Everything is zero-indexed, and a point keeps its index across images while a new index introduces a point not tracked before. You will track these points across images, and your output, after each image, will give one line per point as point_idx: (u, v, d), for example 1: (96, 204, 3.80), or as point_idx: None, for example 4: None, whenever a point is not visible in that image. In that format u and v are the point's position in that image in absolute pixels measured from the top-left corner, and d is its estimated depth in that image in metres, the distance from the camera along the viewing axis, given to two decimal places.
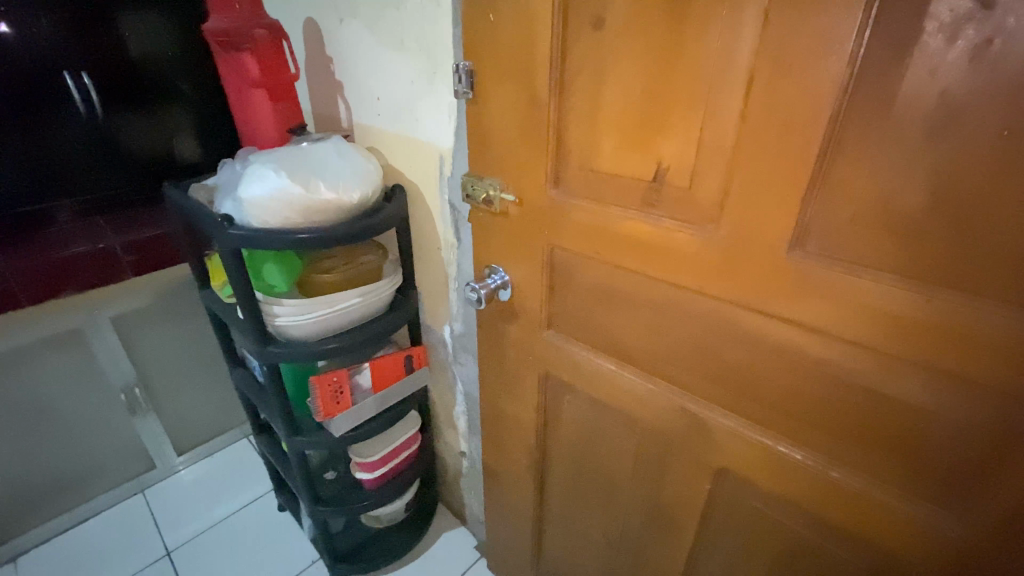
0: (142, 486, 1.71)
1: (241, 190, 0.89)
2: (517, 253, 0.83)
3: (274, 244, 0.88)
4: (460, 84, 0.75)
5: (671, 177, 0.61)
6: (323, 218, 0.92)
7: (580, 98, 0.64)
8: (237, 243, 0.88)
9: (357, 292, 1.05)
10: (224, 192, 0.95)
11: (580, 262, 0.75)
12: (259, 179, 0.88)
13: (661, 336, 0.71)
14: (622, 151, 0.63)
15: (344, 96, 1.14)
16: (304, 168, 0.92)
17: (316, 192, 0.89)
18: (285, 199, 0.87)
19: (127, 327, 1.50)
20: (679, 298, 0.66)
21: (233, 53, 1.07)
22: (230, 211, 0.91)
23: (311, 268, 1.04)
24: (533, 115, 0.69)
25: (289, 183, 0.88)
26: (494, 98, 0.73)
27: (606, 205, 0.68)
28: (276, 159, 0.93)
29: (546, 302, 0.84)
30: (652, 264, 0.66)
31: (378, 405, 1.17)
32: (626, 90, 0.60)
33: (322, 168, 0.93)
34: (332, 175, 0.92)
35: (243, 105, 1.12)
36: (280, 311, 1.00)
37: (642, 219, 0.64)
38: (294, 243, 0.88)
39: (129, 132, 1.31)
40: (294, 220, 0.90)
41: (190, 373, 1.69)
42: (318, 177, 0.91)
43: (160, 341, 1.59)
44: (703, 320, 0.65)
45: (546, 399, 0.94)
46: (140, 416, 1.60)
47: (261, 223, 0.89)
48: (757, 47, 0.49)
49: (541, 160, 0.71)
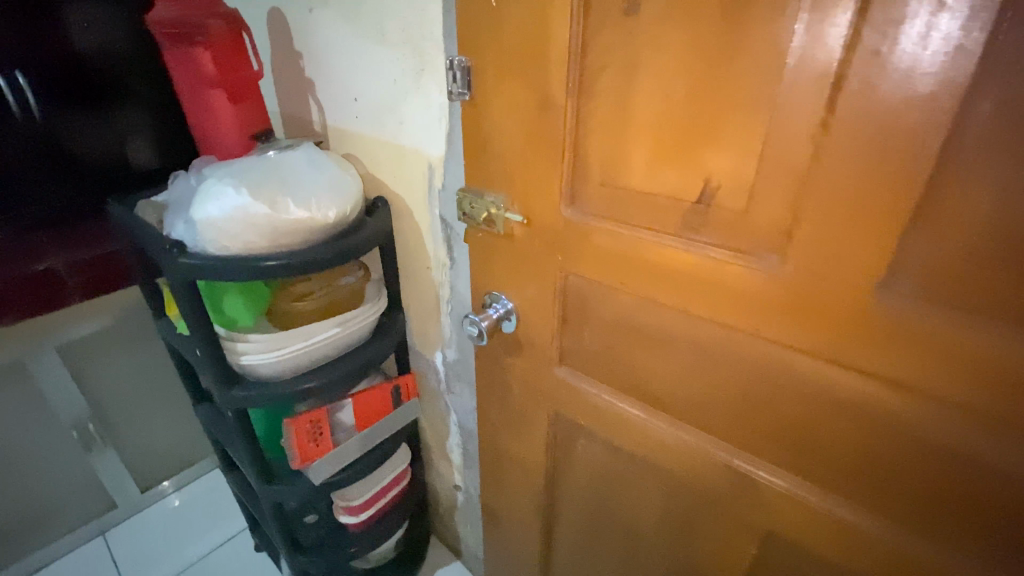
0: (101, 529, 1.54)
1: (194, 210, 0.75)
2: (524, 279, 0.71)
3: (236, 275, 0.74)
4: (455, 83, 0.63)
5: (721, 199, 0.49)
6: (293, 240, 0.78)
7: (604, 99, 0.53)
8: (190, 273, 0.74)
9: (337, 321, 0.92)
10: (174, 211, 0.81)
11: (600, 294, 0.64)
12: (215, 197, 0.75)
13: (700, 380, 0.60)
14: (656, 164, 0.52)
15: (316, 96, 1.00)
16: (269, 181, 0.78)
17: (283, 211, 0.76)
18: (248, 221, 0.74)
19: (77, 356, 1.34)
20: (725, 340, 0.55)
21: (185, 47, 0.92)
22: (181, 234, 0.77)
23: (283, 296, 0.91)
24: (544, 121, 0.57)
25: (252, 202, 0.74)
26: (495, 99, 0.60)
27: (634, 229, 0.56)
28: (237, 171, 0.79)
29: (558, 336, 0.72)
30: (694, 300, 0.55)
31: (363, 444, 1.04)
32: (664, 90, 0.49)
33: (291, 181, 0.79)
34: (303, 189, 0.79)
35: (198, 108, 0.97)
36: (246, 348, 0.86)
37: (682, 247, 0.53)
38: (260, 271, 0.75)
39: (74, 135, 1.09)
40: (258, 245, 0.76)
41: (153, 402, 1.53)
42: (286, 193, 0.77)
43: (117, 369, 1.43)
44: (755, 366, 0.55)
45: (556, 442, 0.83)
46: (97, 453, 1.44)
47: (220, 250, 0.75)
48: (850, 36, 0.38)
49: (554, 174, 0.60)
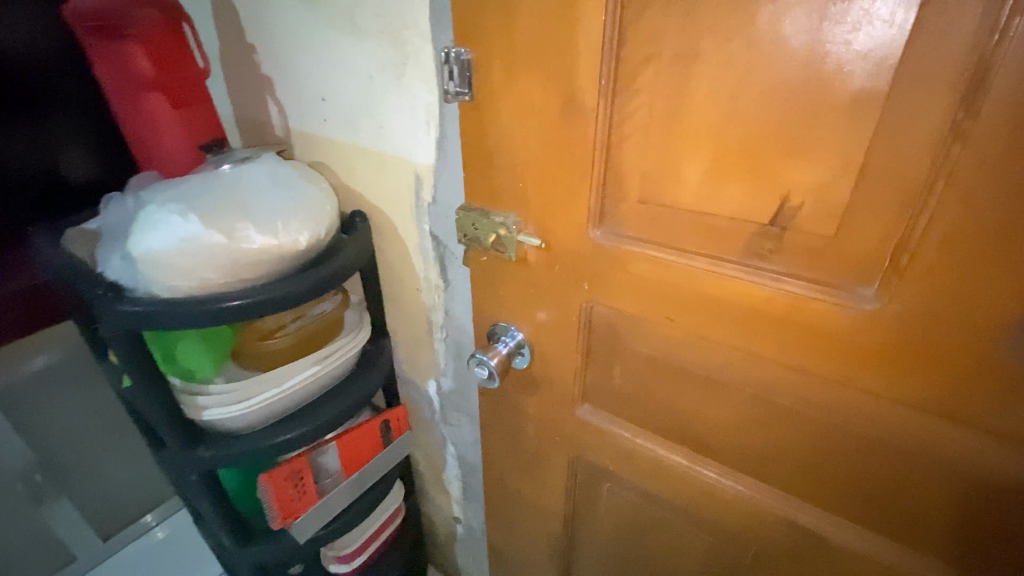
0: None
1: (132, 243, 0.62)
2: (538, 309, 0.60)
3: (190, 321, 0.61)
4: (451, 80, 0.51)
5: (802, 220, 0.40)
6: (259, 272, 0.65)
7: (646, 100, 0.42)
8: (130, 323, 0.61)
9: (314, 359, 0.80)
10: (109, 243, 0.67)
11: (635, 329, 0.54)
12: (158, 227, 0.61)
13: (760, 426, 0.51)
14: (715, 179, 0.42)
15: (274, 96, 0.86)
16: (223, 202, 0.65)
17: (244, 239, 0.62)
18: (201, 256, 0.61)
19: (17, 398, 1.14)
20: (797, 385, 0.46)
21: (111, 42, 0.76)
22: (117, 272, 0.63)
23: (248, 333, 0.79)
24: (568, 126, 0.46)
25: (204, 231, 0.61)
26: (503, 100, 0.49)
27: (683, 255, 0.46)
28: (184, 191, 0.66)
29: (581, 373, 0.62)
30: (762, 340, 0.45)
31: (354, 491, 0.92)
32: (729, 88, 0.39)
33: (251, 200, 0.66)
34: (266, 210, 0.65)
35: (133, 115, 0.81)
36: (208, 402, 0.74)
37: (748, 278, 0.43)
38: (220, 314, 0.62)
39: None
40: (216, 282, 0.63)
41: (113, 443, 1.33)
42: (246, 216, 0.64)
43: (68, 409, 1.23)
44: (834, 416, 0.46)
45: (576, 486, 0.73)
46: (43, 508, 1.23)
47: (168, 291, 0.62)
48: (1003, 14, 0.29)
49: (579, 191, 0.49)
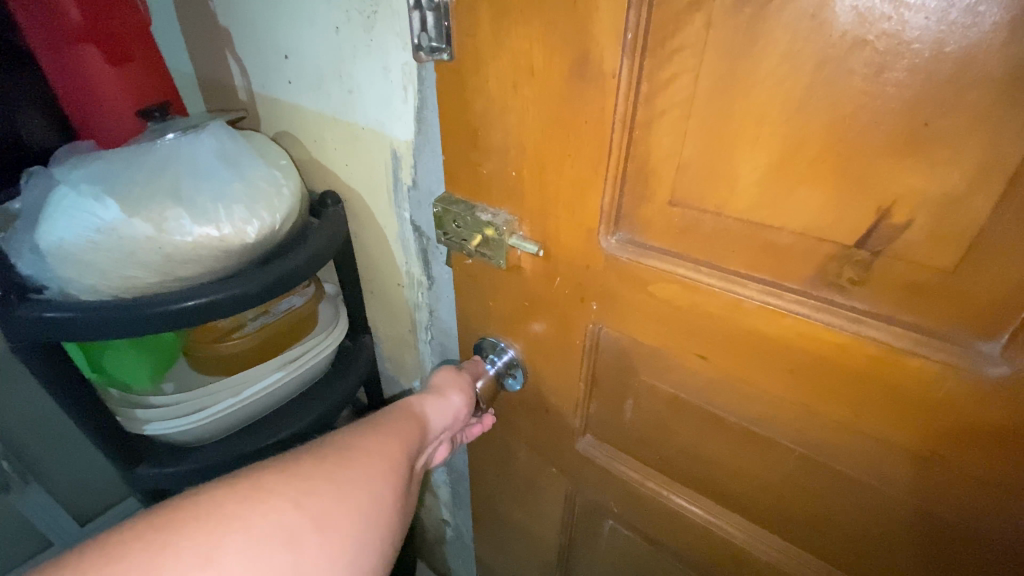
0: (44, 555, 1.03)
1: (42, 233, 0.51)
2: (533, 329, 0.49)
3: (114, 329, 0.50)
4: (426, 33, 0.38)
5: (905, 242, 0.28)
6: (197, 271, 0.54)
7: (691, 66, 0.30)
8: (38, 332, 0.50)
9: (278, 363, 0.70)
10: (23, 228, 0.55)
11: (654, 362, 0.43)
12: (69, 214, 0.50)
13: (799, 486, 0.41)
14: (781, 180, 0.30)
15: (233, 53, 0.73)
16: (155, 183, 0.53)
17: (174, 231, 0.51)
18: (122, 251, 0.50)
19: None
20: (859, 450, 0.35)
21: None
22: (31, 266, 0.53)
23: (198, 334, 0.69)
24: (579, 101, 0.34)
25: (125, 221, 0.50)
26: (493, 61, 0.36)
27: (726, 279, 0.35)
28: (107, 167, 0.54)
29: (583, 404, 0.51)
30: (821, 390, 0.34)
31: None
32: (815, 53, 0.26)
33: (188, 182, 0.54)
34: (205, 196, 0.54)
35: (63, 74, 0.63)
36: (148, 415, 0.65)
37: (813, 314, 0.32)
38: (146, 321, 0.51)
39: None
40: (142, 281, 0.52)
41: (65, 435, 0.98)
42: (180, 202, 0.53)
43: None
44: (912, 493, 0.35)
45: (574, 521, 0.63)
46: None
47: (89, 291, 0.52)
48: None
49: (588, 190, 0.37)
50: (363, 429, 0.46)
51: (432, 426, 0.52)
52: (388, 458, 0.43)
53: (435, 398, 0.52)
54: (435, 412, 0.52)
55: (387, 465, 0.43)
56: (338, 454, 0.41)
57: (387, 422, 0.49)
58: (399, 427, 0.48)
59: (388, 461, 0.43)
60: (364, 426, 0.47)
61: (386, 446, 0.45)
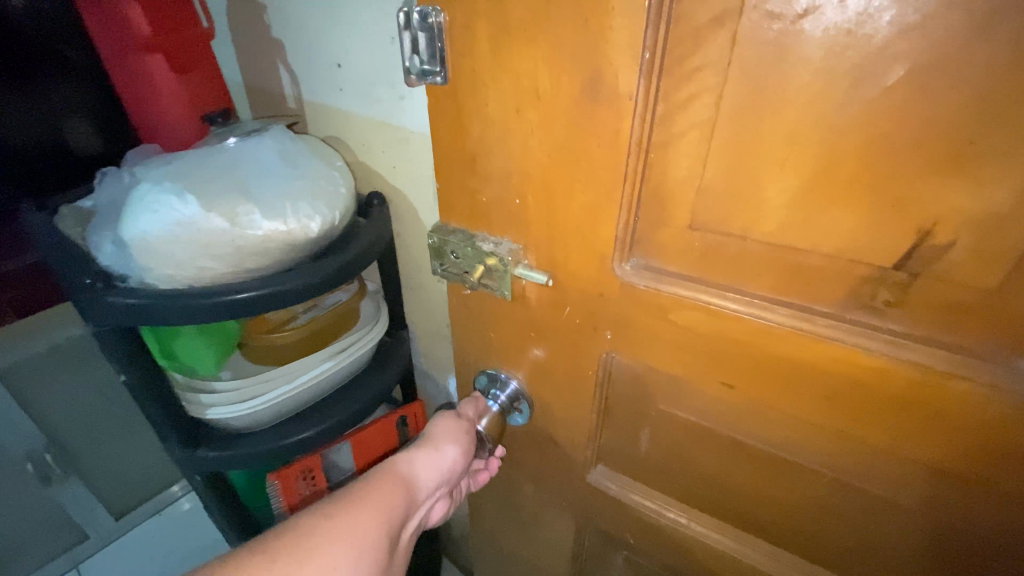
0: (68, 567, 0.98)
1: (125, 224, 0.46)
2: (536, 358, 0.46)
3: (168, 315, 0.46)
4: (416, 54, 0.35)
5: (948, 263, 0.27)
6: (262, 264, 0.49)
7: (712, 84, 0.28)
8: (129, 318, 0.46)
9: (326, 354, 0.63)
10: (101, 223, 0.51)
11: (672, 390, 0.41)
12: (150, 206, 0.46)
13: (828, 510, 0.39)
14: (811, 201, 0.29)
15: (282, 60, 0.62)
16: (221, 179, 0.49)
17: (247, 225, 0.47)
18: (188, 241, 0.46)
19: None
20: (894, 473, 0.34)
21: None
22: (108, 260, 0.48)
23: (253, 326, 0.63)
24: (590, 122, 0.31)
25: (203, 214, 0.46)
26: (491, 83, 0.33)
27: (752, 304, 0.33)
28: (187, 170, 0.50)
29: (594, 435, 0.49)
30: (858, 414, 0.33)
31: None
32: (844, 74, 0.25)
33: (260, 177, 0.50)
34: (275, 188, 0.49)
35: (130, 80, 0.60)
36: (211, 399, 0.60)
37: (849, 339, 0.31)
38: (199, 308, 0.46)
39: None
40: (215, 272, 0.48)
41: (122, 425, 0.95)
42: (251, 197, 0.48)
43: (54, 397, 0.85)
44: (972, 526, 0.33)
45: (583, 555, 0.61)
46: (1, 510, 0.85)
47: (163, 279, 0.47)
48: None
49: (599, 221, 0.35)
50: (333, 505, 0.41)
51: (422, 486, 0.48)
52: (357, 544, 0.39)
53: (424, 453, 0.49)
54: (427, 466, 0.49)
55: (353, 556, 0.38)
56: (292, 549, 0.36)
57: (373, 488, 0.44)
58: (382, 493, 0.44)
59: (354, 549, 0.38)
60: (343, 499, 0.42)
61: (358, 527, 0.40)
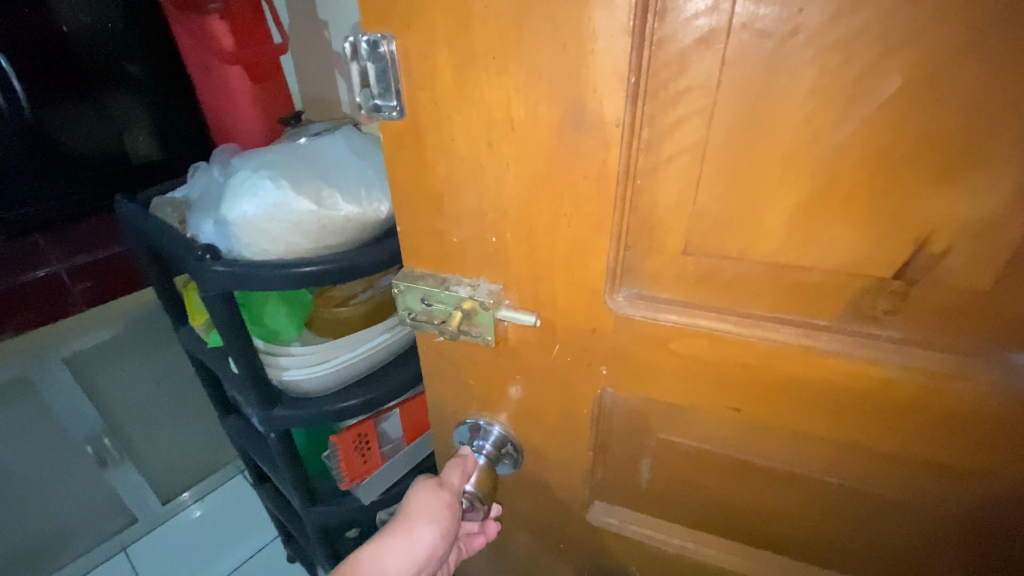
0: (116, 548, 1.11)
1: (227, 207, 0.54)
2: (518, 399, 0.43)
3: (268, 282, 0.54)
4: (367, 87, 0.30)
5: (944, 268, 0.27)
6: (341, 241, 0.57)
7: (700, 107, 0.27)
8: (231, 285, 0.54)
9: (383, 327, 0.69)
10: (200, 209, 0.61)
11: (671, 415, 0.40)
12: (248, 193, 0.53)
13: (828, 513, 0.40)
14: (811, 218, 0.28)
15: (342, 72, 0.81)
16: (306, 168, 0.56)
17: (331, 207, 0.54)
18: (284, 221, 0.53)
19: (85, 370, 0.95)
20: (890, 471, 0.35)
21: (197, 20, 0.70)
22: (210, 238, 0.58)
23: (321, 301, 0.70)
24: (574, 157, 0.28)
25: (294, 197, 0.53)
26: (455, 117, 0.29)
27: (754, 324, 0.32)
28: (273, 159, 0.57)
29: (591, 471, 0.46)
30: (861, 423, 0.33)
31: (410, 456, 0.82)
32: (837, 93, 0.25)
33: (337, 169, 0.57)
34: (351, 178, 0.57)
35: (223, 100, 0.77)
36: (289, 363, 0.67)
37: (853, 352, 0.31)
38: (288, 279, 0.54)
39: (75, 132, 0.82)
40: (301, 248, 0.55)
41: (167, 408, 1.09)
42: (332, 184, 0.56)
43: (124, 382, 1.01)
44: (962, 508, 0.34)
45: None
46: (65, 486, 0.99)
47: (258, 254, 0.55)
48: None
49: (589, 255, 0.32)
50: None
51: None
52: None
53: (392, 540, 0.44)
54: (397, 555, 0.43)
55: None
56: None
57: None
58: None
59: None
60: None
61: None
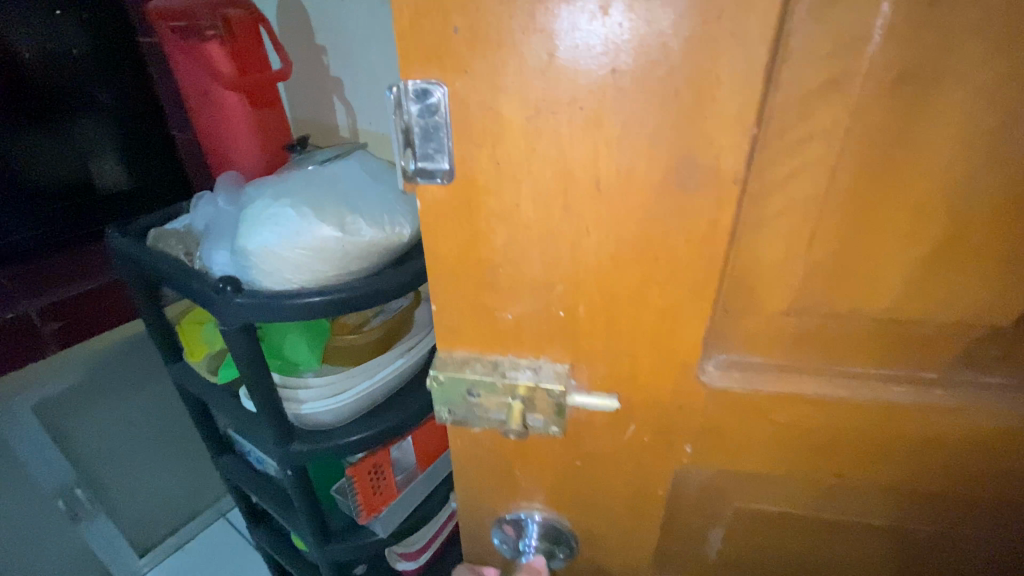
0: None
1: (244, 237, 0.49)
2: (574, 488, 0.36)
3: (294, 313, 0.50)
4: (409, 145, 0.23)
5: None
6: (366, 265, 0.52)
7: (823, 156, 0.24)
8: (253, 317, 0.50)
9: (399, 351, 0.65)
10: (211, 240, 0.56)
11: (756, 482, 0.35)
12: (267, 221, 0.48)
13: (909, 559, 0.39)
14: (929, 269, 0.27)
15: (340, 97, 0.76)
16: (324, 189, 0.51)
17: (355, 232, 0.49)
18: (306, 249, 0.48)
19: (56, 414, 0.79)
20: (980, 511, 0.35)
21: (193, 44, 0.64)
22: (226, 269, 0.53)
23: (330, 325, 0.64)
24: (683, 214, 0.23)
25: (316, 221, 0.47)
26: (524, 175, 0.23)
27: (868, 386, 0.30)
28: (291, 183, 0.52)
29: (654, 551, 0.40)
30: (962, 470, 0.32)
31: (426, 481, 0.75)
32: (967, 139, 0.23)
33: (357, 190, 0.52)
34: (373, 199, 0.51)
35: (217, 125, 0.70)
36: (307, 396, 0.60)
37: (964, 401, 0.30)
38: (315, 308, 0.50)
39: (38, 163, 0.78)
40: (326, 276, 0.50)
41: (150, 446, 0.93)
42: (354, 206, 0.50)
43: (102, 422, 0.85)
44: None
45: None
46: (17, 560, 0.78)
47: (279, 283, 0.50)
48: None
49: (687, 330, 0.26)
50: None
51: None
52: None
53: None
54: None
55: None
56: None
57: None
58: None
59: None
60: None
61: None
